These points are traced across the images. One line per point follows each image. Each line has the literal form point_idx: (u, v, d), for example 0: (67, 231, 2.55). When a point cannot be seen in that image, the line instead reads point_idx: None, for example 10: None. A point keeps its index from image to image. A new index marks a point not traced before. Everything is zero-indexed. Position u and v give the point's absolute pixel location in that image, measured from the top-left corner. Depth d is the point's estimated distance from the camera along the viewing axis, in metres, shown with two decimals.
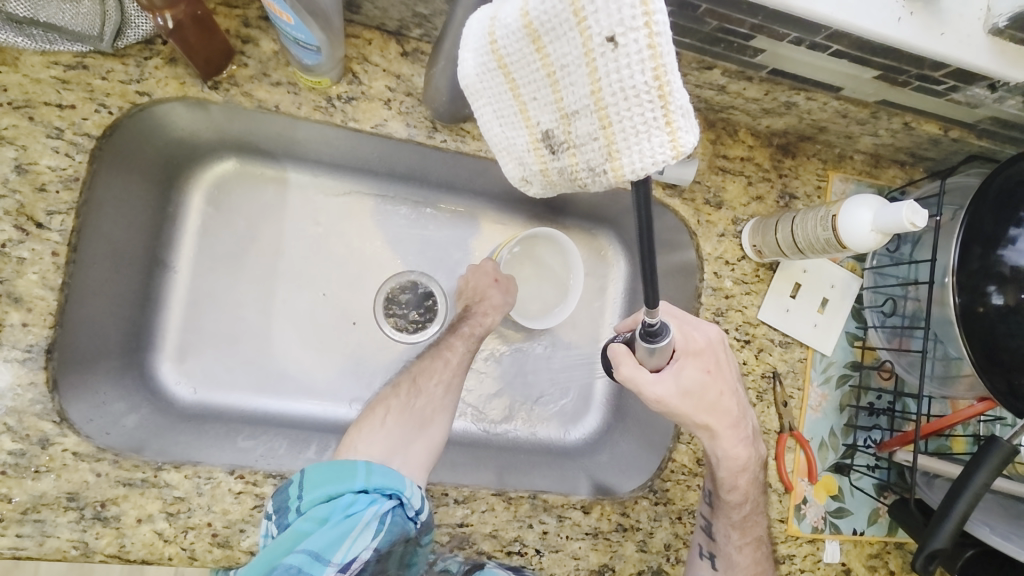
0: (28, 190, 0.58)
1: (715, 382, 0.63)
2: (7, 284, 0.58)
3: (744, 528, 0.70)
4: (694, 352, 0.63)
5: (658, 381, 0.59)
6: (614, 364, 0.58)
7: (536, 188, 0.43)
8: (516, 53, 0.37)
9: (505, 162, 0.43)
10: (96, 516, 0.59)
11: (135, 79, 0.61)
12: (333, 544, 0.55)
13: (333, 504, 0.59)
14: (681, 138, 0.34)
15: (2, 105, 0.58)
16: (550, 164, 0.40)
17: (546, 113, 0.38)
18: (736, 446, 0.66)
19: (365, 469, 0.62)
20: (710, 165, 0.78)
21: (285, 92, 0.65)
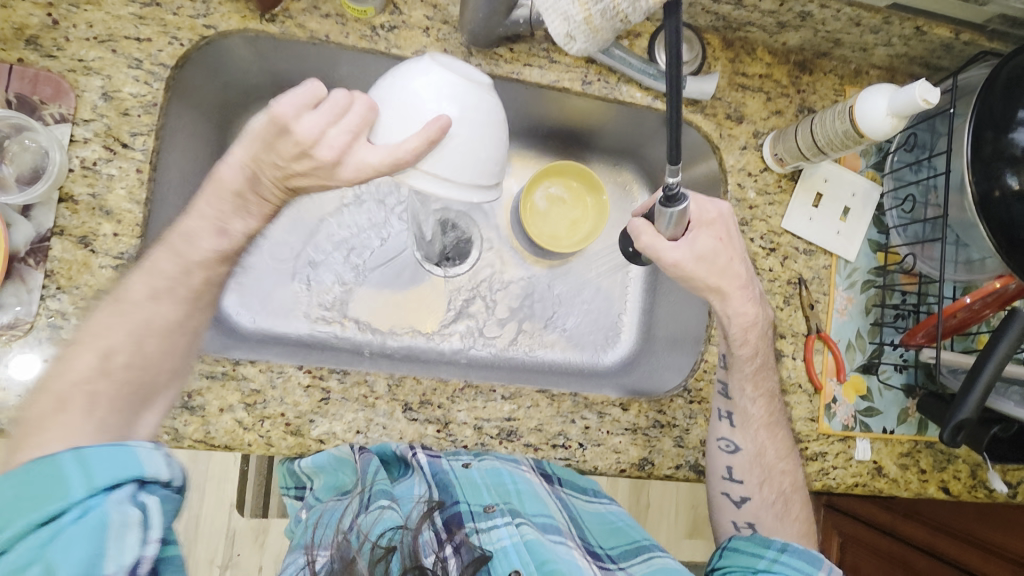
0: (114, 114, 0.66)
1: (727, 250, 0.71)
2: (100, 199, 0.65)
3: (756, 380, 0.77)
4: (707, 223, 0.71)
5: (673, 246, 0.69)
6: (636, 235, 0.69)
7: (579, 43, 0.55)
8: None
9: (552, 20, 0.54)
10: (184, 406, 0.65)
11: (202, 14, 0.68)
12: (96, 558, 0.44)
13: (48, 532, 0.44)
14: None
15: (90, 39, 0.66)
16: (593, 9, 0.52)
17: None
18: (745, 304, 0.73)
19: (77, 471, 0.46)
20: (730, 83, 0.82)
21: (333, 23, 0.71)
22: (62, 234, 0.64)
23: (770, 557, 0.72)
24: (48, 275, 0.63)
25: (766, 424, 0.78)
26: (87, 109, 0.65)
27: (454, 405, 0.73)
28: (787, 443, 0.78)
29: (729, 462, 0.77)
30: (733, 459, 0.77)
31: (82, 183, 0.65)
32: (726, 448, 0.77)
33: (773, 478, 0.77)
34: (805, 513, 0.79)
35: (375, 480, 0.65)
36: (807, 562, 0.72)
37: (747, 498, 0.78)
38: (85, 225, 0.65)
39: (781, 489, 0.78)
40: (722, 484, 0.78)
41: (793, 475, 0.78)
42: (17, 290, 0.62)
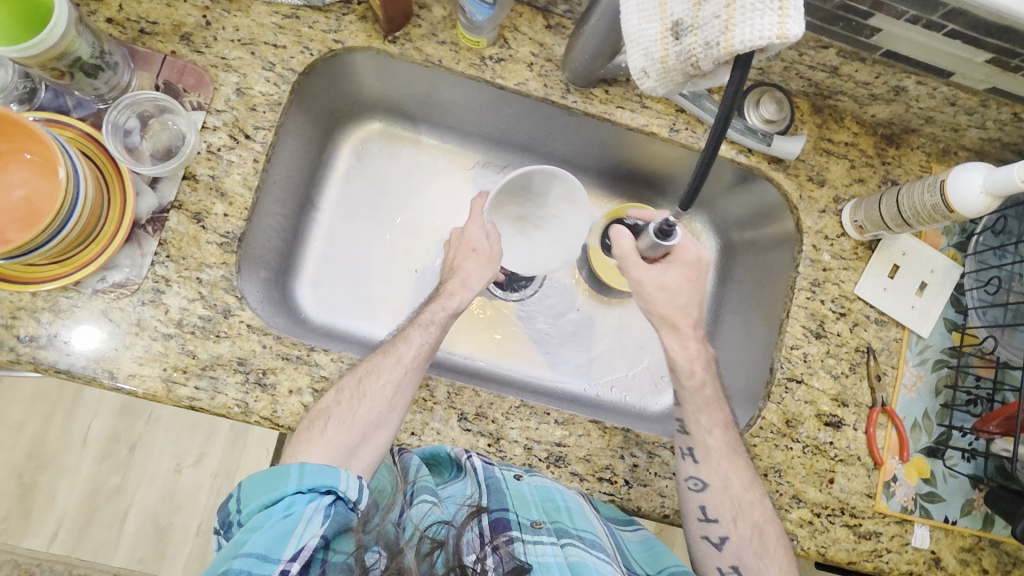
0: (242, 108, 0.72)
1: (689, 291, 0.78)
2: (218, 181, 0.71)
3: (710, 410, 0.76)
4: (685, 262, 0.78)
5: (641, 266, 0.78)
6: (616, 239, 0.79)
7: (651, 79, 0.52)
8: None
9: (632, 51, 0.52)
10: (257, 382, 0.69)
11: (333, 30, 0.75)
12: (278, 543, 0.50)
13: (269, 510, 0.53)
14: (788, 26, 0.43)
15: (234, 41, 0.73)
16: (671, 50, 0.50)
17: (681, 5, 0.48)
18: (688, 340, 0.78)
19: (297, 472, 0.56)
20: (815, 147, 0.84)
21: (448, 50, 0.77)
22: (179, 209, 0.70)
23: None
24: (160, 243, 0.69)
25: (726, 455, 0.73)
26: (220, 101, 0.72)
27: (508, 422, 0.74)
28: (750, 477, 0.73)
29: (701, 502, 0.72)
30: (703, 498, 0.72)
31: (205, 165, 0.71)
32: (693, 488, 0.72)
33: (744, 511, 0.71)
34: (787, 551, 0.71)
35: (420, 476, 0.65)
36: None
37: (726, 539, 0.71)
38: (201, 203, 0.70)
39: (755, 523, 0.71)
40: (700, 526, 0.72)
41: (763, 506, 0.72)
42: (132, 254, 0.68)
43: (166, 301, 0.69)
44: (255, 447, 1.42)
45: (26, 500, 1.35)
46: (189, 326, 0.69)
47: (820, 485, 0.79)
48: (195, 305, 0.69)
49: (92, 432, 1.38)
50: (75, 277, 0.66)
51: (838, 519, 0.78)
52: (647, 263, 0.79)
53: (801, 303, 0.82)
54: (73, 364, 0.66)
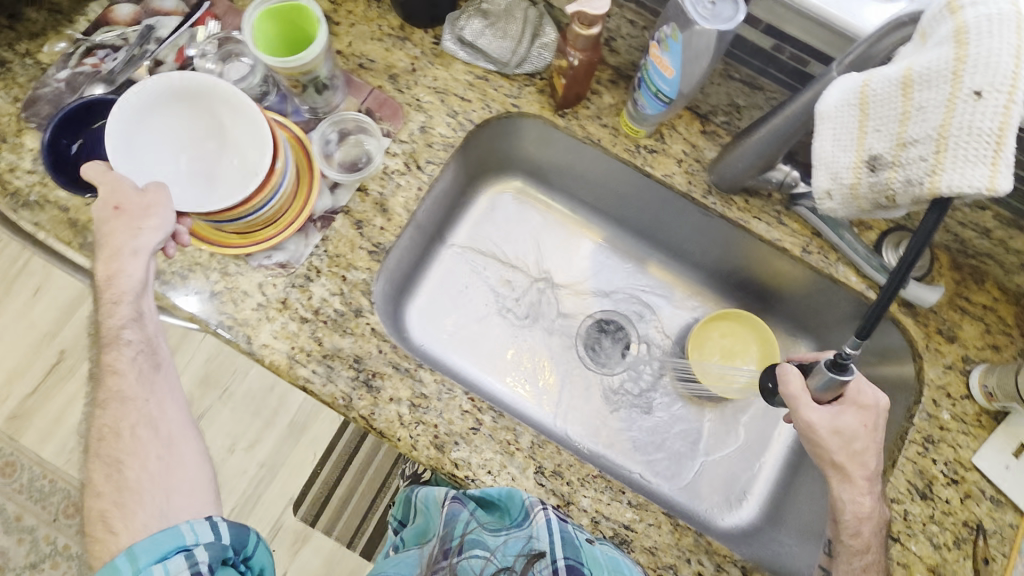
0: (422, 143, 0.83)
1: (867, 437, 0.68)
2: (385, 198, 0.80)
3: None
4: (860, 404, 0.68)
5: (815, 408, 0.68)
6: (784, 379, 0.70)
7: (834, 202, 0.55)
8: (883, 96, 0.50)
9: (818, 174, 0.55)
10: (365, 381, 0.74)
11: (514, 96, 0.85)
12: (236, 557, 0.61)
13: None
14: (999, 179, 0.43)
15: (431, 88, 0.85)
16: (864, 180, 0.52)
17: (882, 141, 0.50)
18: (863, 494, 0.68)
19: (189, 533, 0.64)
20: (949, 301, 0.82)
21: (607, 132, 0.85)
22: (347, 214, 0.79)
23: None
24: (324, 239, 0.78)
25: None
26: (406, 133, 0.83)
27: (581, 488, 0.74)
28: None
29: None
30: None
31: (377, 183, 0.81)
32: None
33: None
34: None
35: (468, 528, 0.67)
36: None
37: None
38: (366, 213, 0.79)
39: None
40: None
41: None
42: (298, 242, 0.77)
43: (312, 288, 0.76)
44: (304, 448, 1.43)
45: None
46: (324, 315, 0.76)
47: None
48: (334, 298, 0.76)
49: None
50: (249, 250, 0.75)
51: None
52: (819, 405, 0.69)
53: (910, 456, 0.78)
54: (221, 321, 0.74)
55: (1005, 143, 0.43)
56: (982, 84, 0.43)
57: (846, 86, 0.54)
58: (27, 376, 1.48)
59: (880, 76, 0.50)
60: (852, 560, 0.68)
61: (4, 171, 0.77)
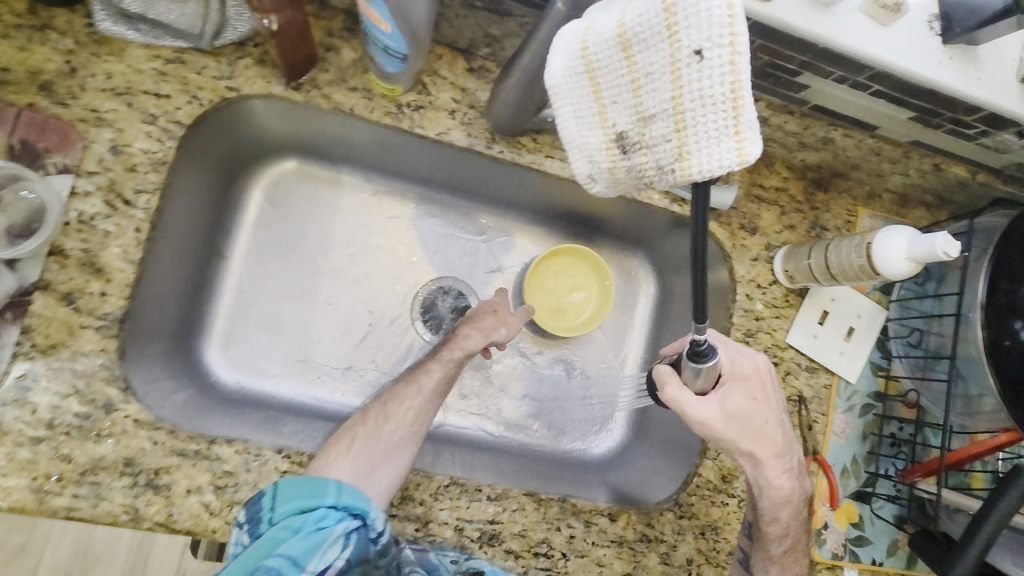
0: (120, 169, 0.63)
1: (761, 409, 0.64)
2: (92, 255, 0.62)
3: (784, 563, 0.69)
4: (741, 377, 0.64)
5: (703, 404, 0.61)
6: (660, 383, 0.61)
7: (599, 186, 0.48)
8: (606, 59, 0.42)
9: (575, 160, 0.47)
10: (149, 484, 0.61)
11: (226, 76, 0.66)
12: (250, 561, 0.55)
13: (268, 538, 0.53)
14: (746, 147, 0.37)
15: (106, 91, 0.63)
16: (619, 165, 0.45)
17: (623, 115, 0.43)
18: (774, 476, 0.66)
19: (336, 484, 0.61)
20: (747, 193, 0.82)
21: (359, 97, 0.70)
22: (46, 289, 0.60)
23: None
24: (24, 331, 0.59)
25: None
26: (93, 161, 0.62)
27: (437, 503, 0.70)
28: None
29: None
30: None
31: (76, 238, 0.61)
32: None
33: None
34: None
35: None
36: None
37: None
38: (72, 280, 0.61)
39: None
40: None
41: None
42: None
43: (33, 398, 0.59)
44: None
45: None
46: (63, 426, 0.60)
47: None
48: (70, 401, 0.60)
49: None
50: None
51: None
52: (705, 394, 0.61)
53: None
54: None
55: (742, 105, 0.37)
56: (697, 40, 0.37)
57: (567, 48, 0.45)
58: None
59: (596, 34, 0.42)
60: (776, 545, 0.69)
61: None
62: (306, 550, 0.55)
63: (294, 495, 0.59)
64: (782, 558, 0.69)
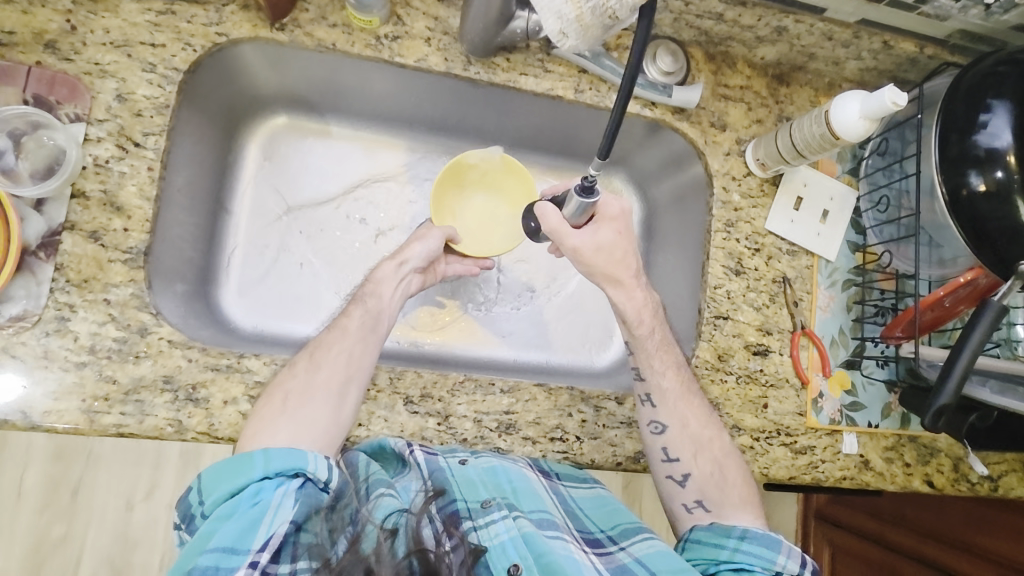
0: (127, 115, 0.68)
1: (624, 243, 0.73)
2: (111, 195, 0.67)
3: (662, 354, 0.78)
4: (611, 217, 0.72)
5: (576, 232, 0.71)
6: (542, 217, 0.71)
7: (571, 39, 0.56)
8: None
9: (546, 18, 0.55)
10: (188, 398, 0.67)
11: (215, 23, 0.72)
12: (247, 532, 0.56)
13: (236, 499, 0.58)
14: None
15: (106, 44, 0.69)
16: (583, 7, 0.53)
17: None
18: (634, 291, 0.75)
19: (263, 457, 0.60)
20: (713, 93, 0.87)
21: (340, 33, 0.75)
22: (73, 229, 0.66)
23: (732, 546, 0.71)
24: (58, 268, 0.65)
25: (682, 395, 0.77)
26: (101, 110, 0.68)
27: (454, 398, 0.74)
28: (705, 411, 0.78)
29: (664, 442, 0.76)
30: (665, 438, 0.76)
31: (94, 180, 0.67)
32: (655, 431, 0.76)
33: (706, 448, 0.76)
34: (745, 480, 0.76)
35: (369, 474, 0.67)
36: (767, 547, 0.70)
37: (689, 475, 0.76)
38: (96, 220, 0.66)
39: (714, 458, 0.76)
40: (664, 466, 0.77)
41: (721, 440, 0.77)
42: (26, 283, 0.64)
43: (74, 327, 0.65)
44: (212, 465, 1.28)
45: None
46: (104, 351, 0.65)
47: (756, 411, 0.84)
48: (107, 327, 0.66)
49: (28, 482, 1.22)
50: None
51: (776, 440, 0.84)
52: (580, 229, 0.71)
53: (718, 244, 0.86)
54: None
55: None
56: None
57: None
58: None
59: None
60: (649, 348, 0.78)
61: None
62: (234, 533, 0.55)
63: (222, 482, 0.59)
64: (658, 350, 0.78)
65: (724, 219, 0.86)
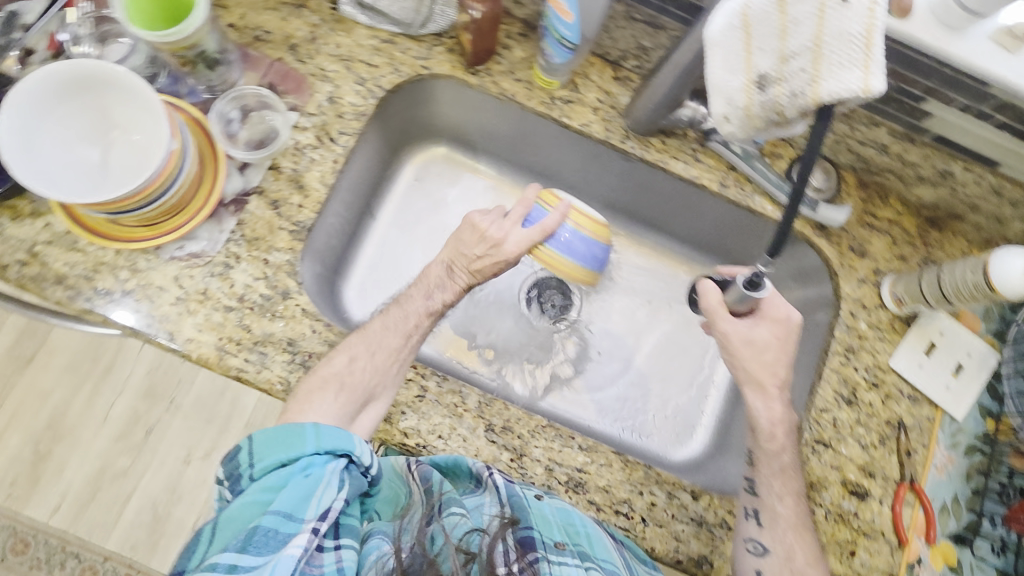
0: (331, 114, 0.80)
1: (778, 348, 0.73)
2: (299, 175, 0.77)
3: (785, 476, 0.73)
4: (774, 318, 0.73)
5: (731, 320, 0.74)
6: (702, 295, 0.75)
7: (732, 125, 0.57)
8: (763, 13, 0.51)
9: (714, 99, 0.57)
10: (302, 363, 0.72)
11: (423, 57, 0.83)
12: (302, 503, 0.54)
13: (288, 469, 0.57)
14: (872, 81, 0.45)
15: (334, 55, 0.81)
16: (754, 101, 0.54)
17: (767, 60, 0.52)
18: (774, 402, 0.73)
19: (314, 433, 0.59)
20: (859, 219, 0.87)
21: (522, 87, 0.84)
22: (260, 194, 0.76)
23: None
24: (238, 223, 0.75)
25: (794, 525, 0.72)
26: (313, 106, 0.79)
27: (533, 440, 0.75)
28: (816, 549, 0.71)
29: (758, 564, 0.71)
30: (763, 562, 0.70)
31: (289, 159, 0.77)
32: (754, 549, 0.71)
33: None
34: None
35: (443, 490, 0.66)
36: None
37: None
38: (281, 192, 0.76)
39: None
40: None
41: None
42: (211, 229, 0.74)
43: (233, 275, 0.73)
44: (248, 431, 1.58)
45: (37, 469, 1.58)
46: (249, 302, 0.73)
47: (841, 556, 0.76)
48: (258, 283, 0.74)
49: (113, 410, 1.62)
50: (159, 242, 0.72)
51: None
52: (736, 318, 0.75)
53: (834, 366, 0.83)
54: (141, 320, 0.71)
55: (873, 46, 0.45)
56: None
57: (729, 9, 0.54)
58: None
59: None
60: (771, 464, 0.74)
61: None
62: (288, 498, 0.54)
63: (272, 450, 0.58)
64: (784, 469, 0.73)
65: (846, 344, 0.83)
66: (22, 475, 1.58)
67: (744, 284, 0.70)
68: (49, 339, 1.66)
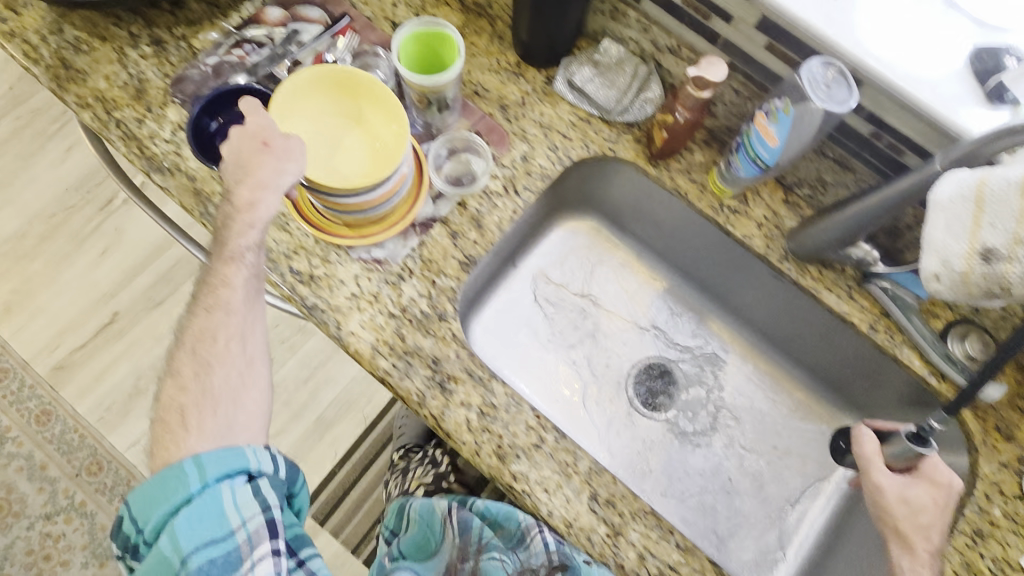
0: (521, 170, 0.88)
1: (935, 513, 0.74)
2: (481, 215, 0.85)
3: None
4: (934, 481, 0.74)
5: (885, 473, 0.78)
6: (859, 440, 0.81)
7: (942, 282, 0.65)
8: (1000, 195, 0.60)
9: (931, 257, 0.65)
10: (440, 383, 0.78)
11: (612, 140, 0.90)
12: (220, 518, 0.66)
13: (168, 528, 0.64)
14: None
15: (536, 121, 0.91)
16: (977, 268, 0.62)
17: (997, 236, 0.60)
18: (923, 566, 0.71)
19: (196, 468, 0.66)
20: (1010, 400, 0.84)
21: (695, 187, 0.89)
22: (444, 224, 0.84)
23: None
24: (420, 243, 0.83)
25: None
26: (508, 159, 0.88)
27: (632, 521, 0.75)
28: None
29: None
30: None
31: (476, 200, 0.86)
32: None
33: None
34: None
35: (485, 535, 0.81)
36: None
37: None
38: (461, 226, 0.84)
39: None
40: None
41: None
42: (396, 243, 0.82)
43: (403, 287, 0.81)
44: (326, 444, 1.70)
45: (133, 401, 1.71)
46: (410, 314, 0.80)
47: None
48: (422, 300, 0.81)
49: None
50: (353, 243, 0.81)
51: None
52: (892, 472, 0.79)
53: (958, 546, 0.78)
54: (318, 304, 0.79)
55: None
56: None
57: (958, 180, 0.63)
58: (83, 330, 1.77)
59: (999, 178, 0.60)
60: None
61: (146, 137, 0.85)
62: (194, 528, 0.65)
63: (156, 503, 0.65)
64: None
65: (975, 526, 0.78)
66: (117, 404, 1.71)
67: (912, 435, 0.77)
68: (178, 290, 1.82)
